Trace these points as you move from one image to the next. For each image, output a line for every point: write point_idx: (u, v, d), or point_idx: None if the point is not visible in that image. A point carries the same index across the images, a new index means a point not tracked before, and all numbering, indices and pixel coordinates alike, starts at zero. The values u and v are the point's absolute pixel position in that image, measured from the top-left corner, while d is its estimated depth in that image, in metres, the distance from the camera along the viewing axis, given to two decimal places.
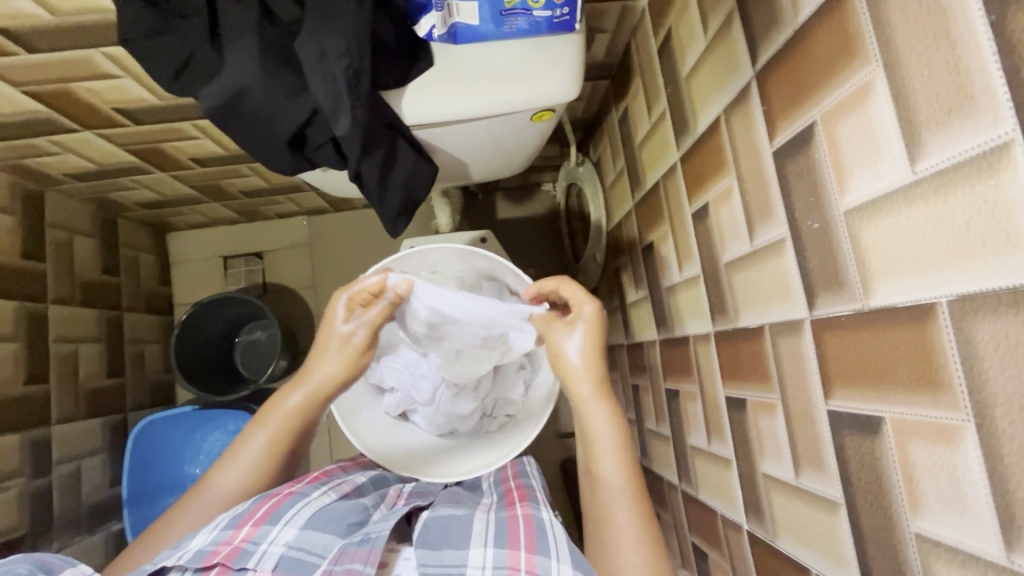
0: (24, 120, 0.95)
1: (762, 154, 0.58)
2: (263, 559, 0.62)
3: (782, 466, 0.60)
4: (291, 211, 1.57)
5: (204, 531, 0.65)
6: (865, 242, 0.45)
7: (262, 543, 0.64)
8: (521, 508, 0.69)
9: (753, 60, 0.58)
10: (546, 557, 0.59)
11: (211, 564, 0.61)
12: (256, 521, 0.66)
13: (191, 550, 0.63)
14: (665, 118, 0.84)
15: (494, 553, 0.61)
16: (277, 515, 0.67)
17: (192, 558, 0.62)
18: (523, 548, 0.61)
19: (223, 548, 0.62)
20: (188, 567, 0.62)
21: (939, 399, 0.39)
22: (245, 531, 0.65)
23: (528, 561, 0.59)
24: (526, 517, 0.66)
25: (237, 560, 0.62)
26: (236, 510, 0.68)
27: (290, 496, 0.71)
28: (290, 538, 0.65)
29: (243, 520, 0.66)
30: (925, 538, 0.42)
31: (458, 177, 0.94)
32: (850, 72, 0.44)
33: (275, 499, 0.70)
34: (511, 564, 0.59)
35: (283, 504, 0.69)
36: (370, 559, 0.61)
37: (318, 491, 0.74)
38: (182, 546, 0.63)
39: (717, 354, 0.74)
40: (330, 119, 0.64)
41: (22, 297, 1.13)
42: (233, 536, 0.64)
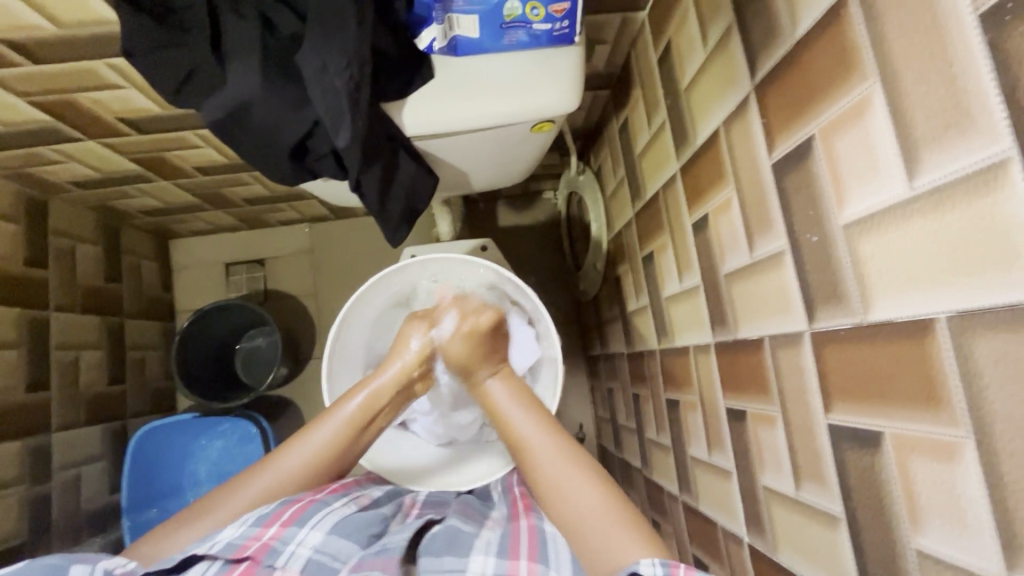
0: (28, 130, 0.96)
1: (761, 167, 0.58)
2: (290, 559, 0.62)
3: (782, 479, 0.60)
4: (293, 218, 1.57)
5: (232, 526, 0.65)
6: (864, 256, 0.45)
7: (291, 543, 0.63)
8: (526, 520, 0.70)
9: (752, 73, 0.59)
10: (546, 566, 0.60)
11: (240, 557, 0.61)
12: (284, 522, 0.65)
13: (219, 542, 0.63)
14: (665, 128, 0.84)
15: (495, 561, 0.60)
16: (304, 519, 0.66)
17: (224, 549, 0.62)
18: (524, 557, 0.60)
19: (252, 544, 0.62)
20: (217, 559, 0.62)
21: (939, 416, 0.39)
22: (272, 531, 0.64)
23: (530, 569, 0.59)
24: (531, 528, 0.67)
25: (266, 557, 0.61)
26: (263, 508, 0.68)
27: (313, 503, 0.69)
28: (318, 543, 0.64)
29: (269, 520, 0.65)
30: (926, 555, 0.42)
31: (458, 186, 0.95)
32: (848, 88, 0.44)
33: (300, 504, 0.68)
34: (512, 568, 0.59)
35: (308, 510, 0.68)
36: (387, 569, 0.59)
37: (339, 502, 0.72)
38: (211, 538, 0.64)
39: (717, 365, 0.74)
40: (331, 132, 0.64)
41: (24, 304, 1.14)
42: (261, 533, 0.63)
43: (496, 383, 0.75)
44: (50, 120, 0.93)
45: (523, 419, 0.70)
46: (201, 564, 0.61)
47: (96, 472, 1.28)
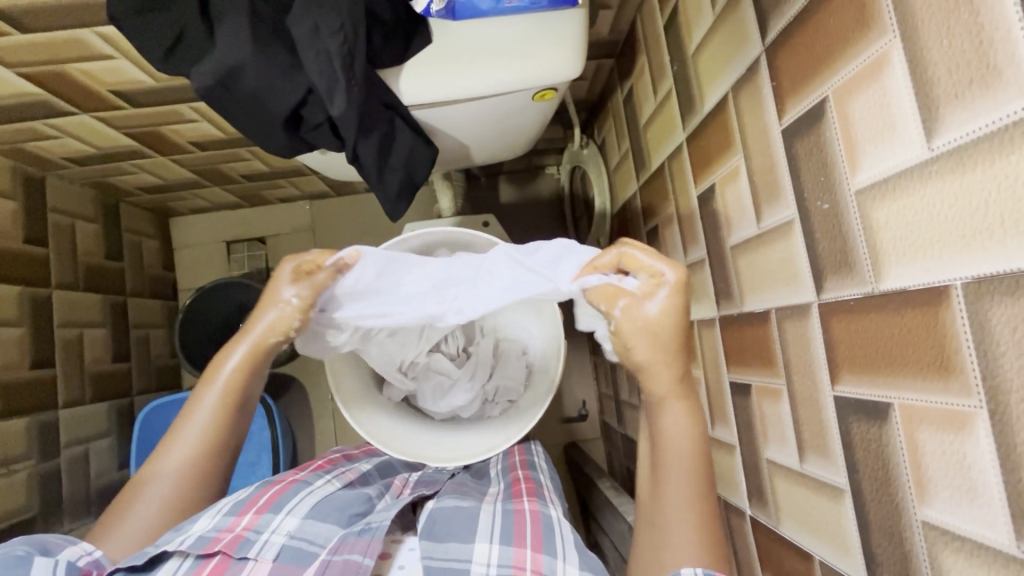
0: (20, 104, 0.94)
1: (771, 133, 0.56)
2: (264, 549, 0.61)
3: (786, 453, 0.60)
4: (293, 195, 1.56)
5: (206, 517, 0.64)
6: (876, 222, 0.44)
7: (264, 532, 0.63)
8: (528, 503, 0.68)
9: (762, 33, 0.56)
10: (552, 557, 0.58)
11: (212, 552, 0.60)
12: (259, 509, 0.66)
13: (191, 536, 0.61)
14: (671, 97, 0.81)
15: (499, 551, 0.60)
16: (280, 504, 0.67)
17: (195, 543, 0.60)
18: (529, 547, 0.60)
19: (225, 535, 0.61)
20: (190, 554, 0.60)
21: (950, 385, 0.38)
22: (247, 518, 0.64)
23: (534, 561, 0.58)
24: (533, 513, 0.65)
25: (239, 548, 0.60)
26: (237, 497, 0.68)
27: (292, 485, 0.71)
28: (293, 529, 0.64)
29: (245, 508, 0.65)
30: (932, 526, 0.41)
31: (459, 159, 0.92)
32: (865, 45, 0.42)
33: (278, 487, 0.70)
34: (517, 563, 0.58)
35: (285, 493, 0.69)
36: (369, 551, 0.60)
37: (322, 480, 0.74)
38: (183, 530, 0.62)
39: (723, 339, 0.73)
40: (326, 99, 0.62)
41: (26, 282, 1.13)
42: (235, 523, 0.63)
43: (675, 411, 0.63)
44: (42, 93, 0.91)
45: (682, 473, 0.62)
46: (173, 560, 0.60)
47: (104, 448, 1.29)
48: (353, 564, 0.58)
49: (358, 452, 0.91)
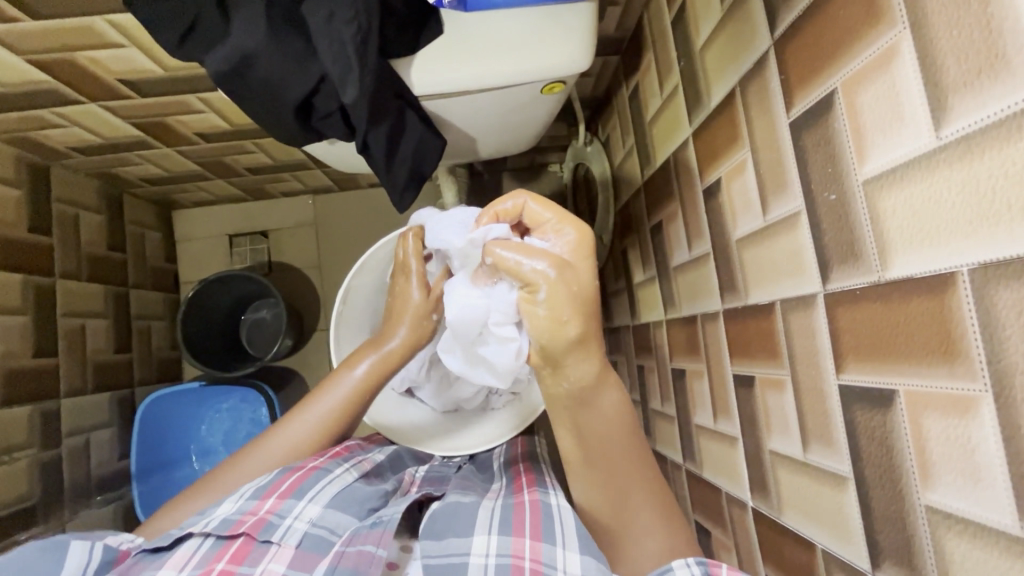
0: (28, 92, 0.94)
1: (778, 125, 0.57)
2: (287, 534, 0.62)
3: (789, 443, 0.60)
4: (296, 189, 1.56)
5: (230, 501, 0.65)
6: (883, 211, 0.44)
7: (287, 517, 0.63)
8: (528, 494, 0.69)
9: (770, 28, 0.57)
10: (552, 544, 0.59)
11: (236, 534, 0.61)
12: (282, 494, 0.65)
13: (216, 519, 0.63)
14: (677, 93, 0.82)
15: (498, 541, 0.61)
16: (302, 490, 0.66)
17: (219, 525, 0.61)
18: (528, 535, 0.60)
19: (249, 518, 0.62)
20: (212, 534, 0.61)
21: (956, 369, 0.39)
22: (271, 503, 0.64)
23: (534, 551, 0.59)
24: (534, 502, 0.66)
25: (263, 532, 0.61)
26: (261, 480, 0.68)
27: (314, 471, 0.70)
28: (315, 516, 0.64)
29: (268, 492, 0.66)
30: (936, 510, 0.42)
31: (466, 152, 0.93)
32: (875, 37, 0.43)
33: (301, 472, 0.69)
34: (516, 552, 0.59)
35: (308, 479, 0.68)
36: (382, 542, 0.59)
37: (341, 469, 0.73)
38: (208, 513, 0.63)
39: (726, 332, 0.74)
40: (338, 88, 0.63)
41: (30, 270, 1.14)
42: (258, 507, 0.64)
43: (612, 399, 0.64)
44: (50, 81, 0.92)
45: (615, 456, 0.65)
46: (194, 539, 0.61)
47: (105, 438, 1.29)
48: (367, 555, 0.58)
49: (367, 442, 0.88)
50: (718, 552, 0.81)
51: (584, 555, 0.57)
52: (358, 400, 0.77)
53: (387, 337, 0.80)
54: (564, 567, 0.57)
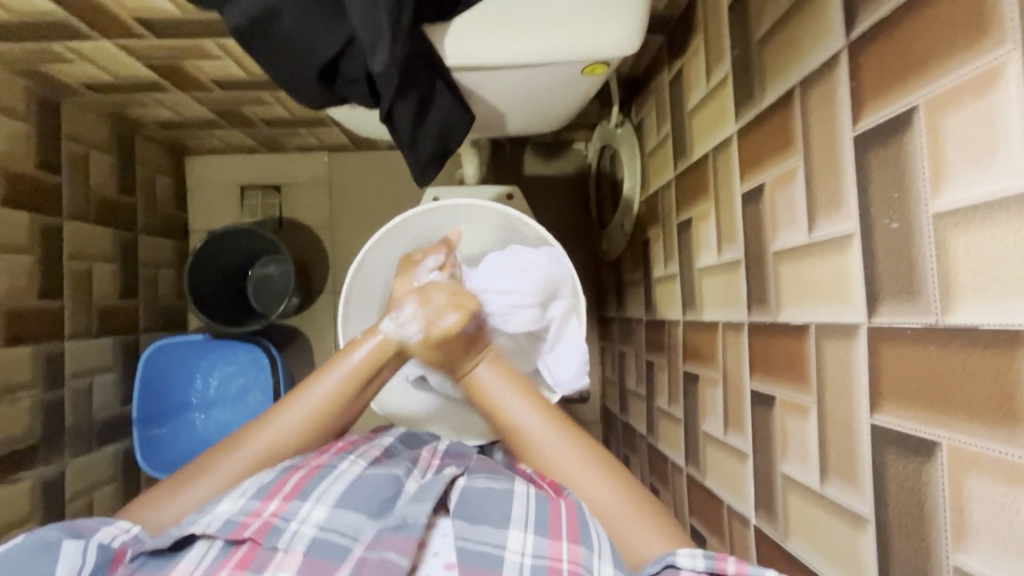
0: (39, 22, 0.89)
1: (840, 138, 0.52)
2: (294, 540, 0.61)
3: (805, 471, 0.58)
4: (312, 145, 1.51)
5: (231, 499, 0.64)
6: (952, 251, 0.41)
7: (292, 520, 0.62)
8: (561, 495, 0.67)
9: (847, 28, 0.51)
10: (591, 552, 0.59)
11: (241, 538, 0.61)
12: (286, 496, 0.65)
13: (218, 518, 0.62)
14: (726, 84, 0.76)
15: (534, 540, 0.60)
16: (306, 492, 0.65)
17: (222, 527, 0.61)
18: (565, 539, 0.60)
19: (253, 521, 0.62)
20: (218, 538, 0.61)
21: (1014, 435, 0.36)
22: (274, 504, 0.64)
23: (572, 553, 0.58)
24: (567, 505, 0.64)
25: (267, 538, 0.61)
26: (265, 477, 0.67)
27: (319, 470, 0.69)
28: (322, 519, 0.63)
29: (271, 493, 0.65)
30: (964, 573, 0.40)
31: (493, 128, 0.88)
32: (977, 53, 0.38)
33: (304, 471, 0.68)
34: (552, 555, 0.59)
35: (312, 479, 0.67)
36: (405, 550, 0.59)
37: (347, 462, 0.71)
38: (208, 512, 0.63)
39: (749, 345, 0.71)
40: (367, 53, 0.58)
41: (37, 210, 1.11)
42: (262, 509, 0.63)
43: (486, 369, 0.74)
44: (61, 12, 0.86)
45: (522, 411, 0.71)
46: (200, 544, 0.62)
47: (107, 383, 1.29)
48: (388, 564, 0.58)
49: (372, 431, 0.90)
50: None
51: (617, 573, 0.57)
52: (355, 385, 0.74)
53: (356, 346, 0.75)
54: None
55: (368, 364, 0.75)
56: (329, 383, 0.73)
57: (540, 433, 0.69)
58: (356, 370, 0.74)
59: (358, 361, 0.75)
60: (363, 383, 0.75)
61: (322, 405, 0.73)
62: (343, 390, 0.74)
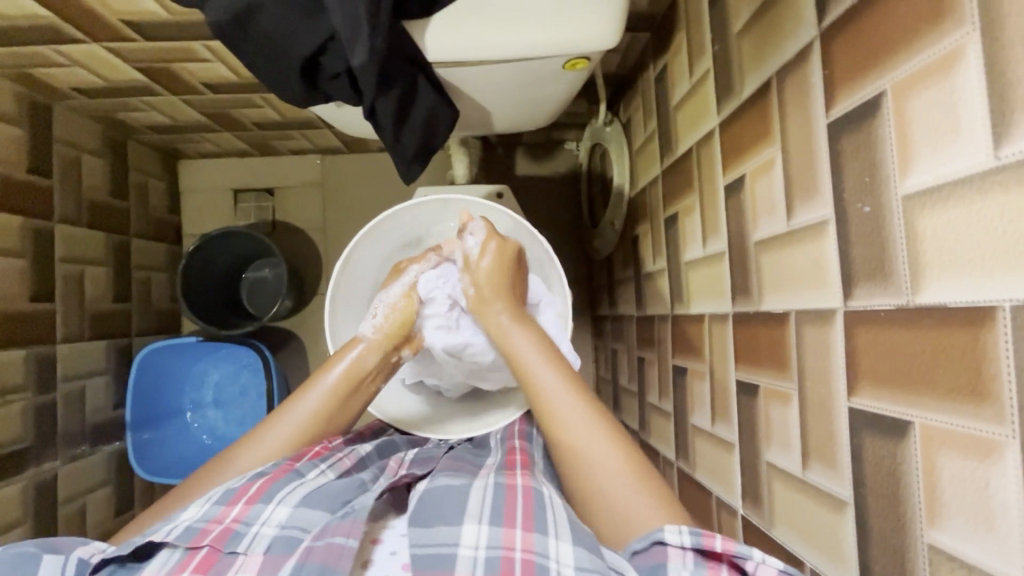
0: (29, 26, 0.90)
1: (815, 126, 0.53)
2: (254, 542, 0.60)
3: (789, 458, 0.58)
4: (304, 148, 1.52)
5: (195, 506, 0.64)
6: (920, 231, 0.41)
7: (254, 523, 0.62)
8: (521, 478, 0.67)
9: (818, 18, 0.52)
10: (543, 535, 0.57)
11: (200, 545, 0.59)
12: (249, 498, 0.64)
13: (179, 527, 0.61)
14: (708, 79, 0.77)
15: (488, 532, 0.59)
16: (270, 493, 0.65)
17: (182, 534, 0.60)
18: (519, 526, 0.59)
19: (213, 528, 0.61)
20: (177, 546, 0.60)
21: (982, 411, 0.36)
22: (238, 509, 0.63)
23: (525, 541, 0.57)
24: (526, 488, 0.65)
25: (228, 543, 0.60)
26: (230, 484, 0.67)
27: (285, 474, 0.68)
28: (283, 519, 0.62)
29: (235, 498, 0.64)
30: (939, 550, 0.40)
31: (479, 125, 0.89)
32: (939, 36, 0.39)
33: (270, 475, 0.68)
34: (506, 543, 0.57)
35: (277, 482, 0.66)
36: (352, 533, 0.58)
37: (315, 471, 0.70)
38: (172, 521, 0.63)
39: (733, 336, 0.71)
40: (347, 47, 0.59)
41: (28, 213, 1.11)
42: (224, 514, 0.62)
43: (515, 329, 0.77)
44: (50, 16, 0.87)
45: (544, 371, 0.72)
46: (164, 552, 0.60)
47: (100, 386, 1.29)
48: (336, 548, 0.56)
49: (364, 430, 0.89)
50: None
51: (576, 548, 0.55)
52: (338, 399, 0.77)
53: (332, 365, 0.79)
54: (557, 557, 0.55)
55: (348, 377, 0.78)
56: (313, 398, 0.76)
57: (558, 396, 0.69)
58: (335, 386, 0.77)
59: (339, 375, 0.78)
60: (344, 399, 0.77)
61: (303, 424, 0.75)
62: (322, 405, 0.76)
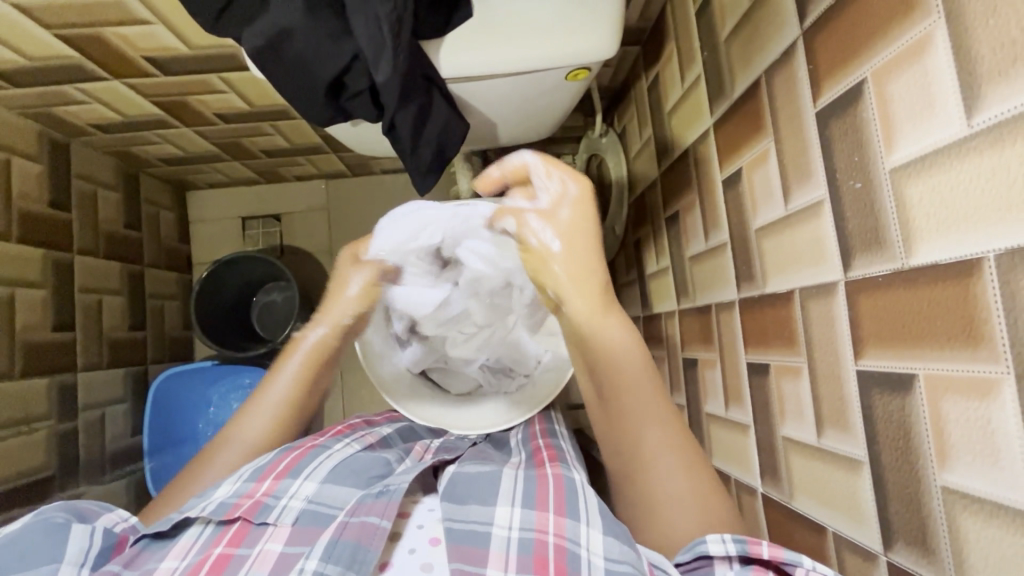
0: (56, 67, 0.95)
1: (804, 116, 0.58)
2: (283, 513, 0.62)
3: (803, 429, 0.61)
4: (310, 174, 1.57)
5: (227, 483, 0.66)
6: (908, 199, 0.45)
7: (283, 497, 0.64)
8: (551, 467, 0.69)
9: (799, 19, 0.57)
10: (575, 521, 0.60)
11: (233, 517, 0.62)
12: (277, 475, 0.67)
13: (213, 502, 0.64)
14: (699, 84, 0.83)
15: (521, 515, 0.61)
16: (298, 469, 0.68)
17: (216, 509, 0.62)
18: (551, 510, 0.61)
19: (245, 501, 0.63)
20: (211, 520, 0.62)
21: (978, 353, 0.40)
22: (267, 484, 0.66)
23: (557, 526, 0.59)
24: (557, 476, 0.67)
25: (258, 514, 0.62)
26: (258, 462, 0.70)
27: (312, 449, 0.72)
28: (311, 493, 0.65)
29: (264, 474, 0.67)
30: (952, 491, 0.43)
31: (485, 138, 0.94)
32: (909, 26, 0.44)
33: (297, 452, 0.71)
34: (539, 525, 0.59)
35: (304, 458, 0.70)
36: (386, 513, 0.60)
37: (341, 444, 0.75)
38: (206, 496, 0.65)
39: (741, 321, 0.75)
40: (370, 66, 0.64)
41: (50, 245, 1.15)
42: (255, 489, 0.65)
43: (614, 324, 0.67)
44: (76, 56, 0.93)
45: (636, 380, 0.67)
46: (195, 526, 0.62)
47: (118, 414, 1.31)
48: (370, 526, 0.58)
49: (376, 418, 0.91)
50: None
51: (606, 536, 0.58)
52: (316, 366, 0.82)
53: (303, 339, 0.83)
54: (587, 545, 0.57)
55: (318, 348, 0.83)
56: (286, 375, 0.81)
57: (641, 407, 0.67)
58: (309, 353, 0.82)
59: (312, 343, 0.83)
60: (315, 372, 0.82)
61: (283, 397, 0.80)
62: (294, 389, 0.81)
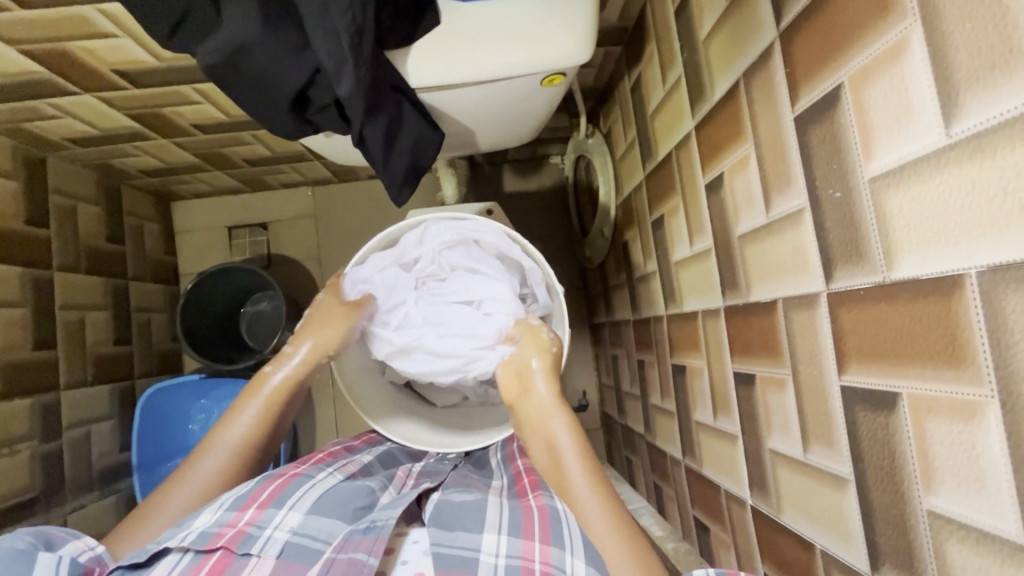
0: (23, 82, 0.93)
1: (783, 120, 0.55)
2: (267, 545, 0.61)
3: (789, 443, 0.60)
4: (296, 181, 1.55)
5: (207, 511, 0.63)
6: (889, 210, 0.43)
7: (267, 527, 0.63)
8: (534, 498, 0.68)
9: (776, 20, 0.55)
10: (561, 549, 0.59)
11: (214, 548, 0.60)
12: (262, 504, 0.65)
13: (193, 532, 0.61)
14: (680, 85, 0.80)
15: (507, 542, 0.61)
16: (282, 499, 0.66)
17: (197, 539, 0.60)
18: (537, 539, 0.60)
19: (228, 531, 0.61)
20: (190, 549, 0.60)
21: (961, 373, 0.38)
22: (250, 514, 0.64)
23: (543, 554, 0.59)
24: (541, 507, 0.65)
25: (241, 544, 0.60)
26: (240, 490, 0.67)
27: (296, 479, 0.70)
28: (297, 525, 0.64)
29: (247, 503, 0.65)
30: (938, 515, 0.42)
31: (464, 145, 0.92)
32: (884, 29, 0.42)
33: (281, 480, 0.69)
34: (526, 554, 0.59)
35: (289, 487, 0.68)
36: (374, 549, 0.59)
37: (324, 474, 0.73)
38: (184, 526, 0.62)
39: (727, 328, 0.73)
40: (333, 80, 0.62)
41: (27, 263, 1.13)
42: (238, 518, 0.63)
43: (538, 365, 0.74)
44: (43, 71, 0.90)
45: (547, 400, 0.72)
46: (173, 554, 0.60)
47: (105, 431, 1.29)
48: (357, 563, 0.58)
49: (358, 439, 0.90)
50: (717, 548, 0.81)
51: (590, 566, 0.57)
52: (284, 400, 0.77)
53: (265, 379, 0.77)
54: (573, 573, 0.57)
55: (289, 384, 0.77)
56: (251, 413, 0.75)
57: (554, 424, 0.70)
58: (279, 388, 0.77)
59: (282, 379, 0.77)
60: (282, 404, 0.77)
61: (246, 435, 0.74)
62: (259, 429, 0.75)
